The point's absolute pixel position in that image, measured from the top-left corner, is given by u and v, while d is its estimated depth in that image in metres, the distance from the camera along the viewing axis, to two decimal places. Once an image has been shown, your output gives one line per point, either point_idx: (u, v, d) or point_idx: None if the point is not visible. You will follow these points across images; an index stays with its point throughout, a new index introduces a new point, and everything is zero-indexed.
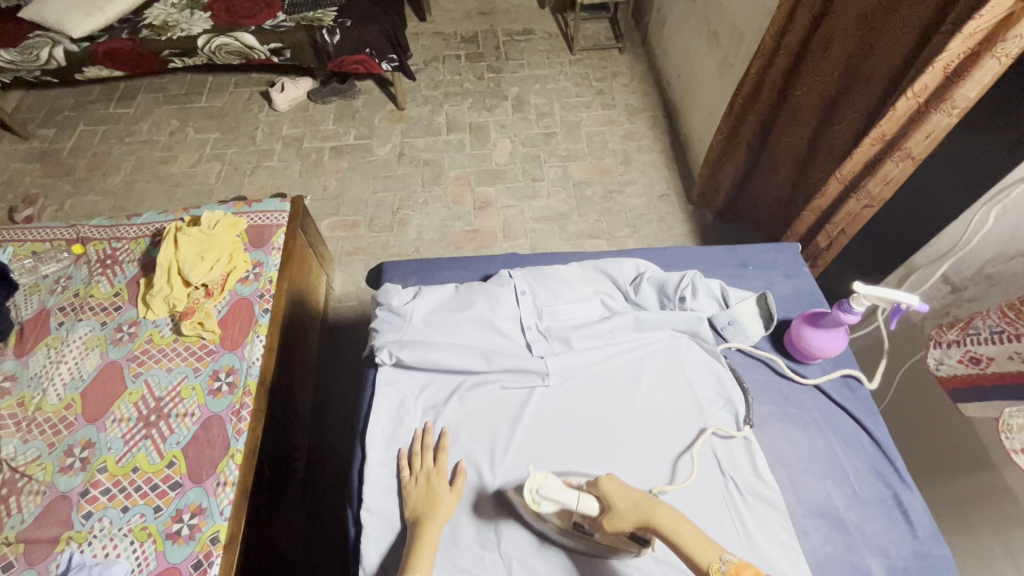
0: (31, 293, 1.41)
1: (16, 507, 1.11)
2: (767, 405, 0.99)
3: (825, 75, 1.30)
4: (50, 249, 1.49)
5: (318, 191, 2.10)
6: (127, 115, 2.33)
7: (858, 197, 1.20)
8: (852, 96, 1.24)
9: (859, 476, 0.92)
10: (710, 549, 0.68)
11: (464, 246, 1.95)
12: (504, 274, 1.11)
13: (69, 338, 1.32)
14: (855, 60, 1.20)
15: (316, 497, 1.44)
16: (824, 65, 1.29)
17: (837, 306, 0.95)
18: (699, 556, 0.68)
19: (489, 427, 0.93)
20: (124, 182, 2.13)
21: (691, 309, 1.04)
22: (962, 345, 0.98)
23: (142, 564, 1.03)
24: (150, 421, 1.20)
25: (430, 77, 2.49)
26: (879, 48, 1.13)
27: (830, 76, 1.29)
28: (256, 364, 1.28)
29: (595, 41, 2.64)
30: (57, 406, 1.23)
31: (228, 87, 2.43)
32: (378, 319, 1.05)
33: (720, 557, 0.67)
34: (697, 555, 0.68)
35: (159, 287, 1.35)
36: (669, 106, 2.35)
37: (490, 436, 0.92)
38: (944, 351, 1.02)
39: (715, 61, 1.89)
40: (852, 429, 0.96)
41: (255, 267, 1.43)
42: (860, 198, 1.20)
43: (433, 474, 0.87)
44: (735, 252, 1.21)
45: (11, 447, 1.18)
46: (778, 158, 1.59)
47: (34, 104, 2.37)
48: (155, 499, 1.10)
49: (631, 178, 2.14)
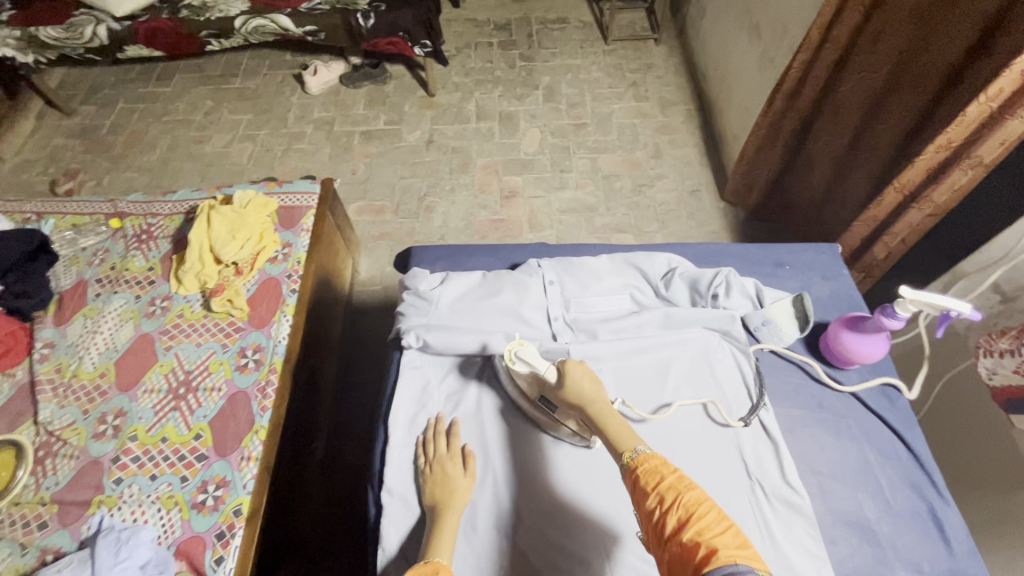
0: (70, 264, 1.45)
1: (52, 469, 1.15)
2: (799, 410, 0.96)
3: (874, 71, 1.25)
4: (89, 223, 1.53)
5: (347, 174, 2.12)
6: (164, 94, 2.38)
7: (919, 207, 1.15)
8: (900, 94, 1.18)
9: (892, 487, 0.88)
10: (630, 440, 0.73)
11: (490, 235, 1.95)
12: (532, 263, 1.09)
13: (105, 309, 1.36)
14: (908, 58, 1.14)
15: (336, 476, 1.46)
16: (873, 61, 1.24)
17: (880, 310, 0.92)
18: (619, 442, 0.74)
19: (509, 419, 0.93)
20: (160, 160, 2.17)
21: (724, 307, 1.02)
22: (1017, 354, 0.94)
23: (168, 531, 1.06)
24: (179, 394, 1.23)
25: (461, 64, 2.47)
26: (934, 45, 1.07)
27: (880, 73, 1.23)
28: (282, 343, 1.30)
29: (630, 31, 2.58)
30: (92, 373, 1.27)
31: (263, 69, 2.46)
32: (404, 303, 1.05)
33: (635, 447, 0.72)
34: (618, 442, 0.74)
35: (191, 263, 1.37)
36: (705, 99, 2.29)
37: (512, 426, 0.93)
38: (996, 360, 0.98)
39: (755, 54, 1.83)
40: (888, 439, 0.93)
41: (284, 248, 1.45)
42: (922, 208, 1.14)
43: (445, 460, 0.87)
44: (771, 251, 1.17)
45: (48, 411, 1.22)
46: (817, 157, 1.53)
47: (77, 81, 2.43)
48: (182, 469, 1.13)
49: (661, 173, 2.10)
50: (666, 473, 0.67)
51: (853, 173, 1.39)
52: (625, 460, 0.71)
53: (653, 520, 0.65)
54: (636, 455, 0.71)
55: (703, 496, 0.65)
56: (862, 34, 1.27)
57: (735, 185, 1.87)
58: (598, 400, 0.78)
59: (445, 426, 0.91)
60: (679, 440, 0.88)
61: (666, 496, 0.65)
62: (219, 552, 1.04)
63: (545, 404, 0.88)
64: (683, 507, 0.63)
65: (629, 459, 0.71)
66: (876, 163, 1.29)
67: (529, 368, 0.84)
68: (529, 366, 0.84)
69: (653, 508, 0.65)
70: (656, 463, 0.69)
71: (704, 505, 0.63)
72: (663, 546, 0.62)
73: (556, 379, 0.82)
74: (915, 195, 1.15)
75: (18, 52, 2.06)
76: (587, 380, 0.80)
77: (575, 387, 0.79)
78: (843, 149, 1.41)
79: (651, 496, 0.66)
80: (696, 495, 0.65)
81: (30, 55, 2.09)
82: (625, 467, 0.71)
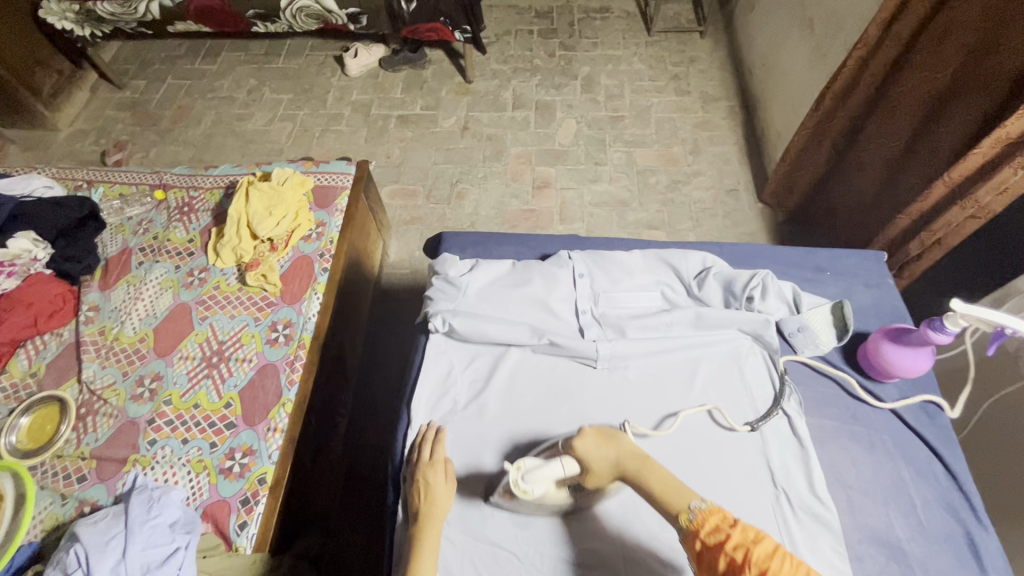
0: (116, 233, 1.51)
1: (92, 426, 1.20)
2: (831, 421, 0.93)
3: (934, 71, 1.19)
4: (135, 193, 1.59)
5: (381, 157, 2.13)
6: (210, 71, 2.44)
7: (962, 205, 1.14)
8: (963, 98, 1.12)
9: (927, 508, 0.85)
10: (679, 496, 0.71)
11: (520, 225, 1.94)
12: (563, 255, 1.08)
13: (146, 277, 1.41)
14: (974, 60, 1.09)
15: (357, 454, 1.49)
16: (935, 60, 1.18)
17: (927, 323, 0.88)
18: (667, 503, 0.71)
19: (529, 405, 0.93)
20: (204, 136, 2.23)
21: (759, 311, 0.99)
22: None
23: (196, 493, 1.10)
24: (212, 362, 1.27)
25: (500, 51, 2.46)
26: (1004, 44, 1.02)
27: (942, 74, 1.17)
28: (312, 320, 1.33)
29: (675, 22, 2.51)
30: (132, 338, 1.32)
31: (305, 50, 2.49)
32: (432, 288, 1.05)
33: (688, 506, 0.69)
34: (669, 505, 0.70)
35: (228, 238, 1.41)
36: (748, 96, 2.22)
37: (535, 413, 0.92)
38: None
39: (806, 51, 1.76)
40: (925, 457, 0.89)
41: (318, 227, 1.47)
42: (966, 207, 1.13)
43: (427, 468, 0.84)
44: (812, 254, 1.13)
45: (92, 370, 1.28)
46: (866, 160, 1.47)
47: (130, 55, 2.51)
48: (212, 436, 1.17)
49: (699, 170, 2.05)
50: (728, 530, 0.64)
51: (906, 178, 1.33)
52: (682, 524, 0.68)
53: None
54: (693, 516, 0.68)
55: (772, 548, 0.62)
56: (925, 31, 1.20)
57: (774, 190, 1.82)
58: (632, 458, 0.76)
59: (434, 433, 0.89)
60: (696, 471, 0.85)
61: (736, 557, 0.62)
62: (243, 517, 1.08)
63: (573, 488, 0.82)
64: (755, 568, 0.60)
65: (686, 523, 0.68)
66: (932, 167, 1.24)
67: (547, 483, 0.77)
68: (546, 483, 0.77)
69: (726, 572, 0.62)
70: (717, 519, 0.66)
71: (776, 560, 0.60)
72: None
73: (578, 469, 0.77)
74: (961, 192, 1.13)
75: (76, 25, 2.13)
76: (610, 450, 0.77)
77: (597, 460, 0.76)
78: (896, 154, 1.35)
79: (721, 559, 0.63)
80: (766, 548, 0.62)
81: (87, 28, 2.16)
82: (684, 530, 0.68)
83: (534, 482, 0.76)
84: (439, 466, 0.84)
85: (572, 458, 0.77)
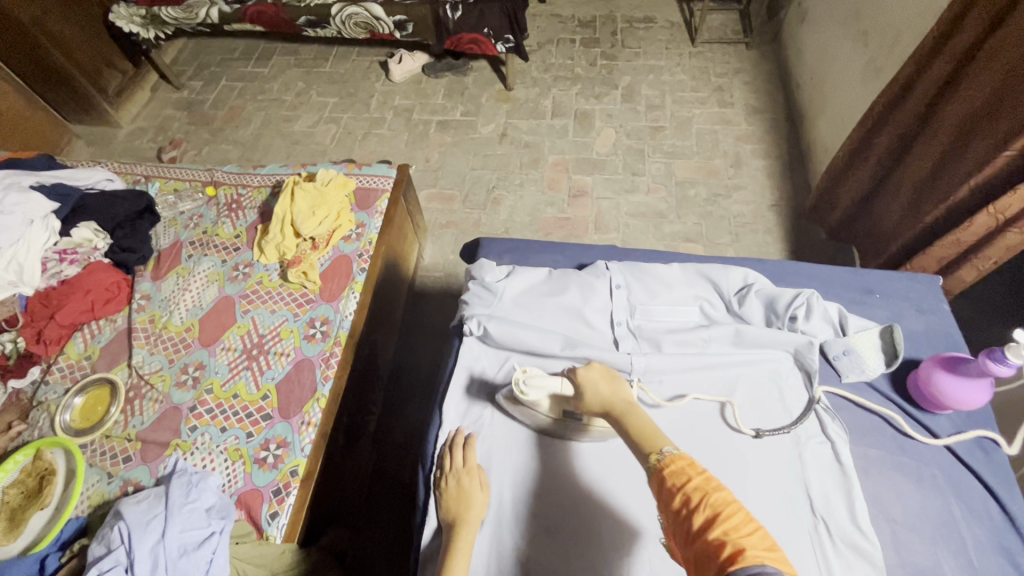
0: (169, 226, 1.58)
1: (138, 410, 1.26)
2: (876, 450, 0.89)
3: (976, 89, 1.13)
4: (188, 189, 1.66)
5: (420, 162, 2.17)
6: (261, 74, 2.54)
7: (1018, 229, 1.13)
8: (1000, 118, 1.08)
9: (979, 550, 0.80)
10: (659, 440, 0.69)
11: (554, 232, 1.94)
12: (600, 265, 1.08)
13: (195, 270, 1.47)
14: (1014, 78, 1.04)
15: (385, 453, 1.51)
16: (981, 81, 1.11)
17: (986, 353, 0.83)
18: (644, 444, 0.69)
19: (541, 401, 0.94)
20: (253, 136, 2.33)
21: (802, 332, 0.96)
22: None
23: (231, 481, 1.14)
24: (252, 355, 1.32)
25: (542, 59, 2.47)
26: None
27: (981, 92, 1.12)
28: (348, 318, 1.36)
29: (721, 34, 2.48)
30: (179, 327, 1.38)
31: (352, 55, 2.57)
32: (469, 292, 1.06)
33: (662, 449, 0.67)
34: (642, 444, 0.69)
35: (273, 236, 1.45)
36: (795, 109, 2.16)
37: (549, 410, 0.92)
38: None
39: (859, 64, 1.70)
40: (979, 495, 0.84)
41: (358, 228, 1.51)
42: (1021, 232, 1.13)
43: (463, 473, 0.85)
44: (860, 276, 1.09)
45: (141, 356, 1.34)
46: (900, 182, 1.41)
47: (187, 58, 2.64)
48: (248, 425, 1.21)
49: (740, 183, 2.00)
50: (693, 475, 0.61)
51: (935, 200, 1.28)
52: (650, 462, 0.66)
53: (677, 527, 0.59)
54: (665, 455, 0.65)
55: (732, 498, 0.58)
56: (978, 48, 1.12)
57: (818, 199, 1.77)
58: (619, 401, 0.77)
59: (464, 438, 0.90)
60: (688, 432, 0.88)
61: (691, 497, 0.59)
62: (275, 507, 1.11)
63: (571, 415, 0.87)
64: (706, 509, 0.58)
65: (655, 462, 0.65)
66: (960, 191, 1.20)
67: (543, 392, 0.86)
68: (542, 391, 0.86)
69: (679, 509, 0.60)
70: (686, 460, 0.64)
71: (733, 507, 0.57)
72: (690, 551, 0.57)
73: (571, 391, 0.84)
74: (1012, 218, 1.13)
75: (141, 29, 2.25)
76: (604, 383, 0.79)
77: (593, 393, 0.79)
78: (925, 176, 1.31)
79: (677, 497, 0.61)
80: (724, 496, 0.59)
81: (151, 32, 2.27)
82: (650, 469, 0.66)
83: (530, 386, 0.86)
84: (475, 474, 0.86)
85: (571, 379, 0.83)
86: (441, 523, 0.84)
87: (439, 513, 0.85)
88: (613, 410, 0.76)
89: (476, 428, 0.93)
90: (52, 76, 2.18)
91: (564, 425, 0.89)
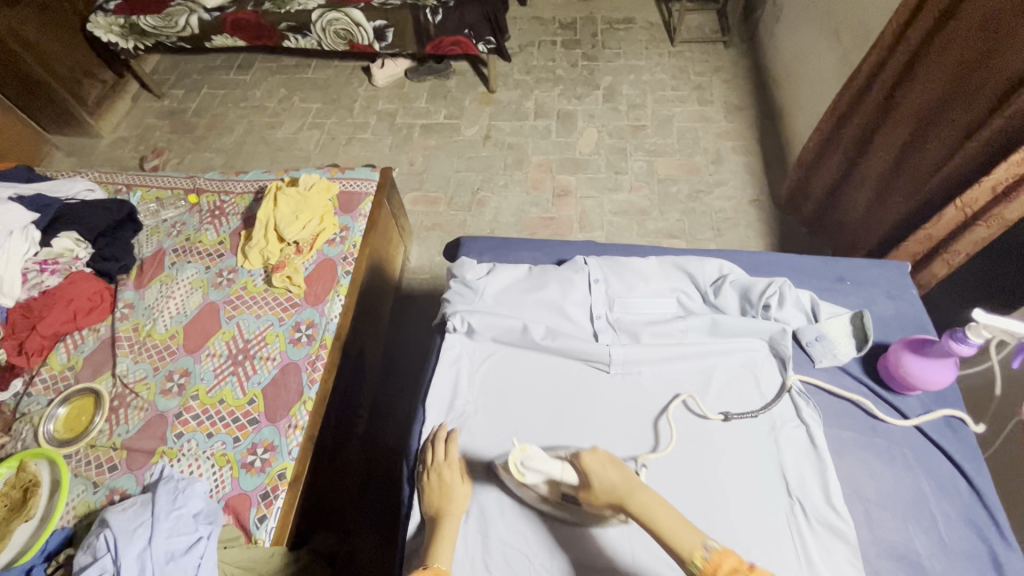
0: (152, 234, 1.58)
1: (124, 418, 1.26)
2: (849, 432, 0.91)
3: (934, 79, 1.17)
4: (171, 197, 1.66)
5: (405, 165, 2.18)
6: (243, 81, 2.54)
7: (987, 223, 1.11)
8: (956, 108, 1.12)
9: (948, 524, 0.82)
10: (689, 540, 0.67)
11: (539, 232, 1.96)
12: (579, 260, 1.09)
13: (178, 277, 1.47)
14: (966, 70, 1.08)
15: (374, 455, 1.51)
16: (936, 72, 1.16)
17: (949, 334, 0.85)
18: (676, 544, 0.68)
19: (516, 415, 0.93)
20: (235, 143, 2.32)
21: (776, 319, 0.98)
22: None
23: (219, 486, 1.14)
24: (237, 360, 1.32)
25: (524, 62, 2.49)
26: (997, 53, 1.01)
27: (937, 83, 1.16)
28: (334, 321, 1.36)
29: (699, 33, 2.52)
30: (164, 334, 1.38)
31: (335, 61, 2.57)
32: (450, 291, 1.07)
33: (703, 544, 0.67)
34: (678, 548, 0.68)
35: (256, 240, 1.45)
36: (773, 106, 2.20)
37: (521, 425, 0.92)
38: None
39: (833, 60, 1.73)
40: (948, 473, 0.87)
41: (342, 231, 1.51)
42: (990, 224, 1.11)
43: (444, 467, 0.86)
44: (832, 264, 1.12)
45: (126, 365, 1.34)
46: (867, 173, 1.45)
47: (169, 67, 2.63)
48: (235, 431, 1.21)
49: (721, 179, 2.03)
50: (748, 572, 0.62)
51: (899, 190, 1.32)
52: (696, 566, 0.65)
53: None
54: (708, 557, 0.65)
55: None
56: (933, 39, 1.17)
57: (792, 190, 1.80)
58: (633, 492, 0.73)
59: (446, 432, 0.91)
60: (682, 480, 0.85)
61: None
62: (263, 511, 1.11)
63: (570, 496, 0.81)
64: None
65: (701, 564, 0.65)
66: (921, 180, 1.24)
67: (542, 476, 0.76)
68: (540, 474, 0.77)
69: None
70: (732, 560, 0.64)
71: None
72: None
73: (574, 479, 0.76)
74: (980, 212, 1.11)
75: (120, 38, 2.25)
76: (616, 473, 0.74)
77: (606, 484, 0.74)
78: (889, 166, 1.35)
79: None
80: None
81: (130, 41, 2.27)
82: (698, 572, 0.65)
83: (529, 468, 0.76)
84: (457, 467, 0.87)
85: (575, 466, 0.76)
86: (424, 517, 0.85)
87: (423, 507, 0.85)
88: (630, 505, 0.72)
89: (458, 422, 0.94)
90: (30, 88, 2.16)
91: (575, 512, 0.83)
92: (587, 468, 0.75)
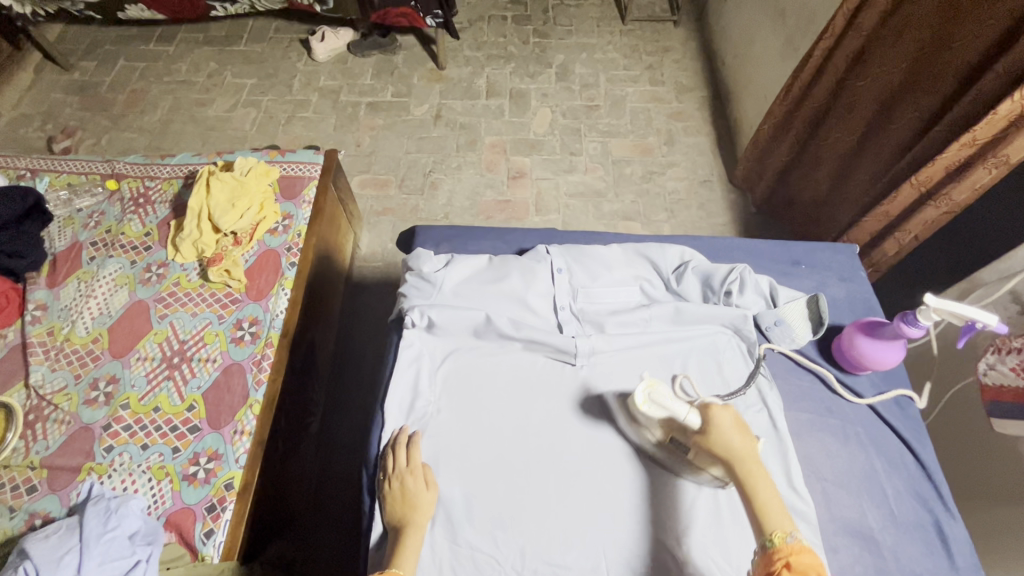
0: (64, 226, 1.41)
1: (41, 434, 1.13)
2: (806, 414, 0.94)
3: (892, 63, 1.21)
4: (85, 183, 1.49)
5: (351, 146, 2.06)
6: (166, 53, 2.30)
7: (936, 204, 1.12)
8: (914, 93, 1.16)
9: (898, 498, 0.87)
10: (778, 520, 0.67)
11: (495, 216, 1.91)
12: (541, 250, 1.06)
13: (99, 273, 1.33)
14: (925, 54, 1.12)
15: (330, 454, 1.45)
16: (892, 55, 1.20)
17: (901, 316, 0.89)
18: (765, 518, 0.68)
19: (488, 413, 0.90)
20: (160, 122, 2.11)
21: (736, 305, 0.99)
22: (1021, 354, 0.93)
23: (158, 502, 1.05)
24: (172, 363, 1.21)
25: (473, 37, 2.40)
26: (956, 39, 1.04)
27: (896, 67, 1.20)
28: (279, 317, 1.27)
29: (649, 11, 2.50)
30: (85, 338, 1.24)
31: (269, 33, 2.38)
32: (406, 285, 1.01)
33: (788, 531, 0.67)
34: (762, 518, 0.68)
35: (188, 231, 1.33)
36: (722, 87, 2.22)
37: (492, 433, 0.89)
38: (999, 356, 0.97)
39: (778, 42, 1.76)
40: (897, 449, 0.91)
41: (285, 219, 1.41)
42: (940, 206, 1.12)
43: (406, 474, 0.82)
44: (787, 248, 1.14)
45: (40, 374, 1.20)
46: (821, 155, 1.51)
47: (77, 35, 2.35)
48: (174, 440, 1.11)
49: (673, 160, 2.04)
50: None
51: (858, 172, 1.38)
52: (771, 537, 0.66)
53: None
54: (789, 542, 0.65)
55: None
56: (888, 24, 1.21)
57: (746, 171, 1.84)
58: (747, 457, 0.73)
59: (408, 437, 0.86)
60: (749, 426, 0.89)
61: None
62: (209, 525, 1.03)
63: (677, 444, 0.81)
64: None
65: (778, 541, 0.65)
66: (881, 161, 1.29)
67: (665, 413, 0.78)
68: (662, 410, 0.79)
69: None
70: (809, 560, 0.63)
71: None
72: None
73: (697, 426, 0.76)
74: (932, 193, 1.12)
75: (15, 3, 1.95)
76: (739, 436, 0.74)
77: (723, 440, 0.74)
78: (846, 148, 1.41)
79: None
80: None
81: (27, 7, 1.98)
82: (766, 542, 0.66)
83: (654, 403, 0.79)
84: (420, 474, 0.82)
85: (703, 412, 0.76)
86: (387, 527, 0.81)
87: (385, 516, 0.81)
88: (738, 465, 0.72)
89: (420, 426, 0.89)
90: None
91: (676, 460, 0.83)
92: (713, 421, 0.75)
